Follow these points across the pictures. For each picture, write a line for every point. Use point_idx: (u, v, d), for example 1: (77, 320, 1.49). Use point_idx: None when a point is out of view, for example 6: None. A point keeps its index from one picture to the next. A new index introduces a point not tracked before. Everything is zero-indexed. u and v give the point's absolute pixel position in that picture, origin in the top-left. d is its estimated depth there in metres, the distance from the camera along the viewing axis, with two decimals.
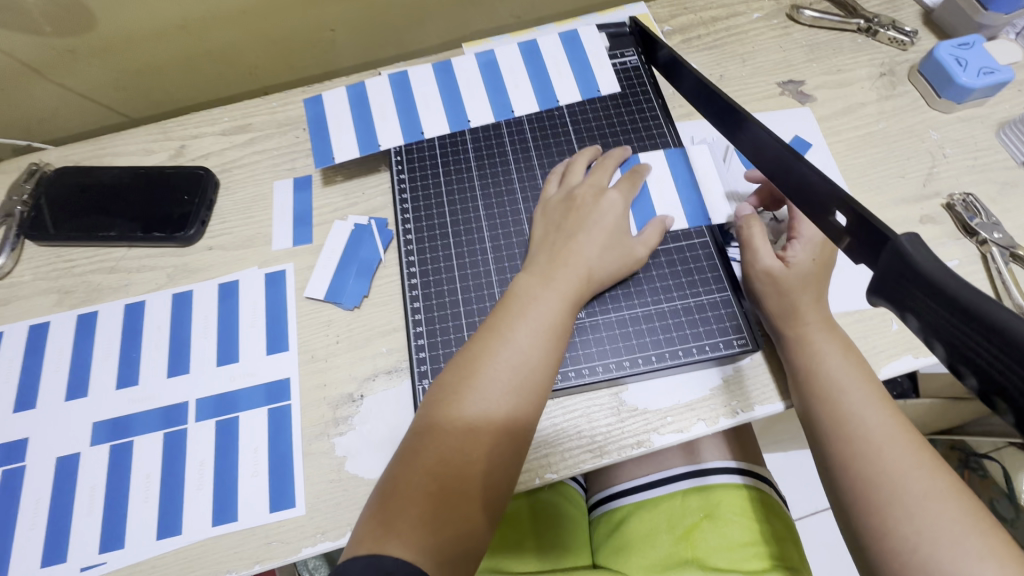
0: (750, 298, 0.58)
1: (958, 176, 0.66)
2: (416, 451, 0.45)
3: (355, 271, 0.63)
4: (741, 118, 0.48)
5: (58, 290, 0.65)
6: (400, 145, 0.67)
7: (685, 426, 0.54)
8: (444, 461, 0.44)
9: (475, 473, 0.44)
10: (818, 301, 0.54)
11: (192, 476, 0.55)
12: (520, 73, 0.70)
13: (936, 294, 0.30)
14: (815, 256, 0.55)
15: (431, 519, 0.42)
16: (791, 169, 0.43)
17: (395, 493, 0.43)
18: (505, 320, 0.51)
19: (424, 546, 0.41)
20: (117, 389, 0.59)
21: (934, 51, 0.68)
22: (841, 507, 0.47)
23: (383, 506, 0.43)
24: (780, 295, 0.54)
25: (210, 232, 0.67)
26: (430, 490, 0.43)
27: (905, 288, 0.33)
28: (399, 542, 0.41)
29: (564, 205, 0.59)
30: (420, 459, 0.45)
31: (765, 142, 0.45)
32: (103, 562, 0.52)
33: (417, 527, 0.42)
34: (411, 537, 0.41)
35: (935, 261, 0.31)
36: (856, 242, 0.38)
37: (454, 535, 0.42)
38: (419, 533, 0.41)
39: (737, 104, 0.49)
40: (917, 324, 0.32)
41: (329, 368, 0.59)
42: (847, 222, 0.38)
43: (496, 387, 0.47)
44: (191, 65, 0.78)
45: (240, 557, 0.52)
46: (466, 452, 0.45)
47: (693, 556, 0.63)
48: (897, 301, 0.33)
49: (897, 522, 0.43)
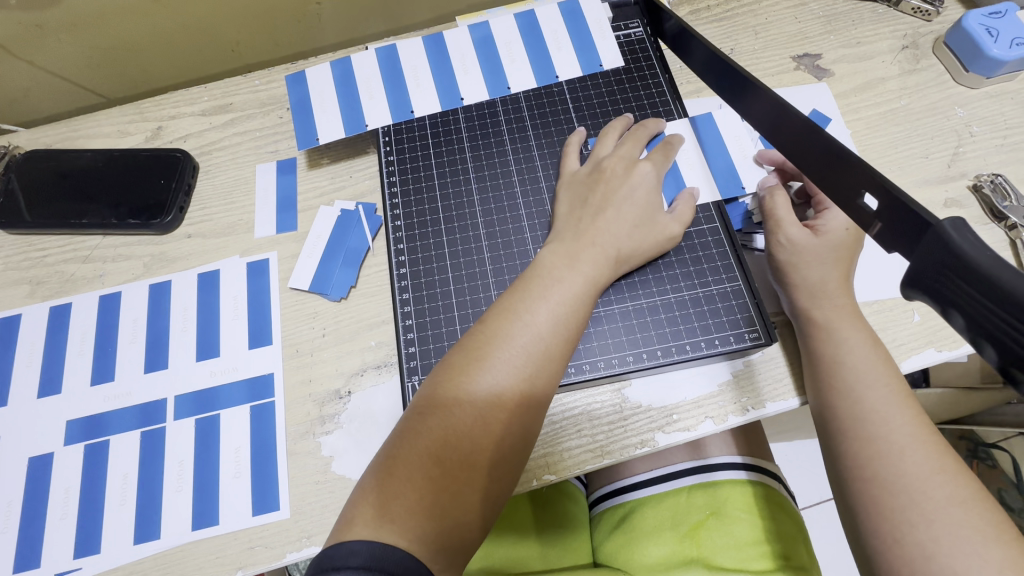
0: (775, 276, 0.54)
1: (986, 156, 0.61)
2: (419, 431, 0.41)
3: (342, 259, 0.60)
4: (755, 90, 0.44)
5: (30, 280, 0.62)
6: (389, 124, 0.63)
7: (692, 425, 0.51)
8: (449, 445, 0.41)
9: (480, 462, 0.41)
10: (846, 279, 0.51)
11: (172, 477, 0.52)
12: (516, 47, 0.65)
13: (984, 286, 0.27)
14: (847, 225, 0.52)
15: (430, 506, 0.39)
16: (815, 145, 0.38)
17: (393, 475, 0.40)
18: (523, 300, 0.47)
19: (420, 534, 0.38)
20: (92, 386, 0.56)
21: (963, 20, 0.63)
22: (850, 511, 0.43)
23: (379, 488, 0.39)
24: (804, 270, 0.51)
25: (188, 218, 0.64)
26: (431, 474, 0.40)
27: (947, 281, 0.29)
28: (394, 529, 0.37)
29: (592, 177, 0.55)
30: (422, 441, 0.41)
31: (787, 115, 0.40)
32: (77, 568, 0.49)
33: (414, 514, 0.38)
34: (406, 525, 0.38)
35: (985, 250, 0.27)
36: (889, 228, 0.34)
37: (453, 524, 0.39)
38: (416, 520, 0.38)
39: (750, 74, 0.44)
40: (961, 322, 0.28)
41: (314, 363, 0.56)
42: (878, 206, 0.34)
43: (509, 371, 0.44)
44: (169, 41, 0.74)
45: (221, 563, 0.49)
46: (474, 439, 0.41)
47: (698, 555, 0.60)
48: (937, 296, 0.29)
49: (913, 527, 0.39)
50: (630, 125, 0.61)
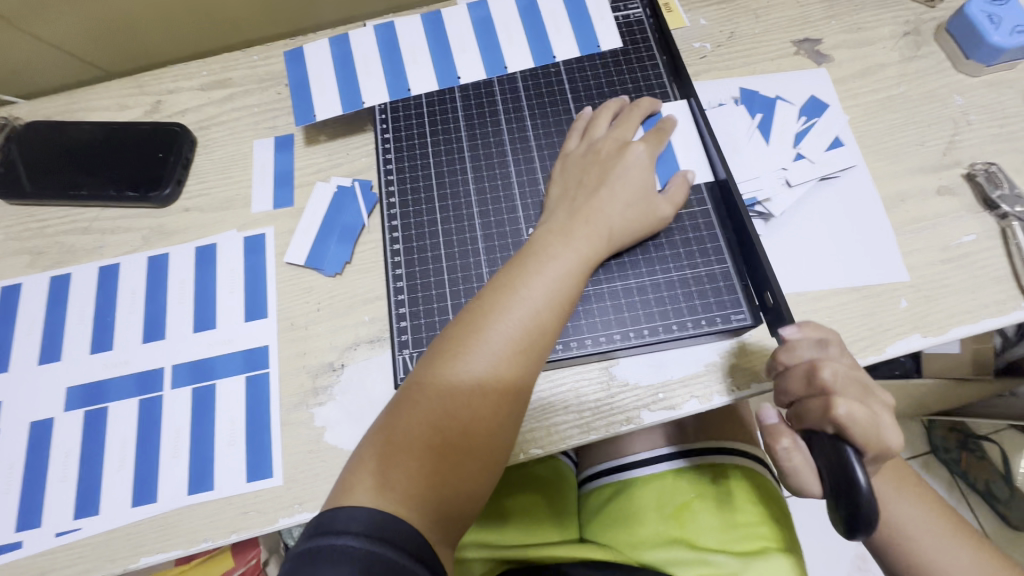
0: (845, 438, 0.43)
1: (982, 144, 0.61)
2: (416, 402, 0.43)
3: (337, 235, 0.60)
4: None
5: (31, 250, 0.63)
6: (385, 102, 0.63)
7: (677, 403, 0.52)
8: (447, 415, 0.42)
9: (480, 433, 0.42)
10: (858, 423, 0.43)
11: (168, 443, 0.53)
12: (514, 26, 0.65)
13: None
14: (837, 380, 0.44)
15: (429, 475, 0.40)
16: None
17: (392, 445, 0.41)
18: (520, 276, 0.48)
19: (418, 502, 0.39)
20: (91, 354, 0.57)
21: (965, 7, 0.63)
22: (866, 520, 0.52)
23: (378, 457, 0.41)
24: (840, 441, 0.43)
25: (186, 192, 0.64)
26: (431, 443, 0.41)
27: None
28: (394, 496, 0.39)
29: (587, 158, 0.56)
30: (421, 411, 0.42)
31: None
32: (78, 528, 0.51)
33: (414, 482, 0.40)
34: (405, 493, 0.39)
35: None
36: None
37: (453, 493, 0.41)
38: (415, 489, 0.39)
39: None
40: None
41: (309, 336, 0.57)
42: None
43: (504, 344, 0.45)
44: (168, 14, 0.73)
45: (216, 527, 0.50)
46: (473, 409, 0.43)
47: (682, 536, 0.62)
48: None
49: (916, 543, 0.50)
50: (626, 105, 0.61)
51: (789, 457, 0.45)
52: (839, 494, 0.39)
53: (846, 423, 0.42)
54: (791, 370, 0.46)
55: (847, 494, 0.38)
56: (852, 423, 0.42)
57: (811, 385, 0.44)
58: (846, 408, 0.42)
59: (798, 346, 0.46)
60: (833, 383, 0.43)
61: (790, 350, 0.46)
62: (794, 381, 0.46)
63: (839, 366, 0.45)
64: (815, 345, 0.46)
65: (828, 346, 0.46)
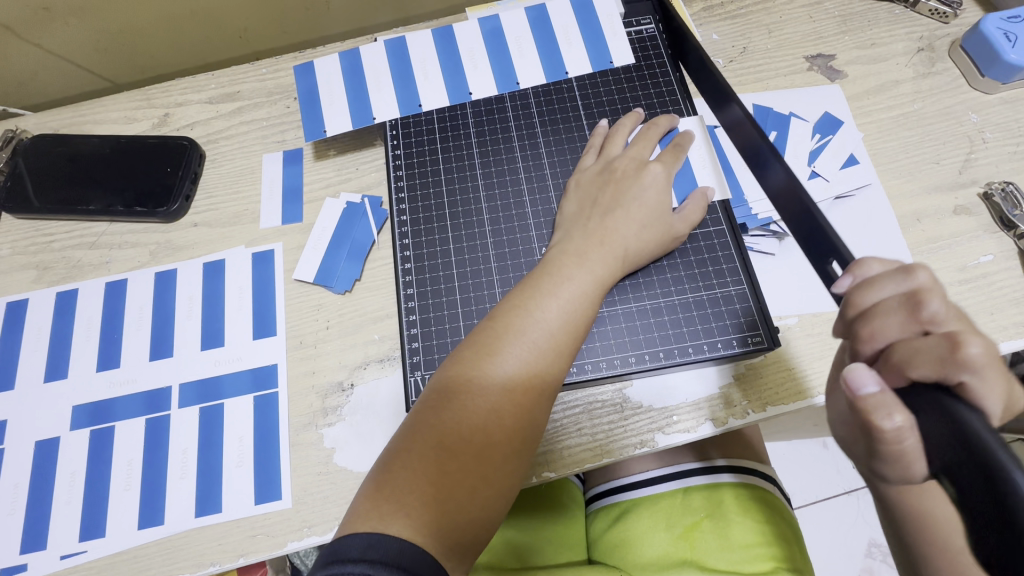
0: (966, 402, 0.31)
1: (998, 163, 0.61)
2: (430, 426, 0.42)
3: (347, 252, 0.60)
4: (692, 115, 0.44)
5: (37, 265, 0.62)
6: (396, 118, 0.63)
7: (691, 427, 0.51)
8: (461, 439, 0.41)
9: (494, 457, 0.42)
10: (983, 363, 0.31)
11: (175, 464, 0.53)
12: (526, 41, 0.64)
13: None
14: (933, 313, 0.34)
15: (442, 500, 0.39)
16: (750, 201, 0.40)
17: (405, 470, 0.40)
18: (534, 297, 0.47)
19: (433, 529, 0.38)
20: (97, 372, 0.57)
21: (981, 24, 0.62)
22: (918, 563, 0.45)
23: (390, 481, 0.40)
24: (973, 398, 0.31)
25: (194, 207, 0.64)
26: (444, 468, 0.40)
27: None
28: (407, 522, 0.38)
29: (602, 177, 0.55)
30: (434, 435, 0.41)
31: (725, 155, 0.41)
32: (83, 551, 0.50)
33: (427, 508, 0.39)
34: (420, 519, 0.38)
35: None
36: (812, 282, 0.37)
37: (466, 519, 0.40)
38: (429, 515, 0.38)
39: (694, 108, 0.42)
40: None
41: (318, 355, 0.56)
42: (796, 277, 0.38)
43: (519, 367, 0.44)
44: (176, 26, 0.73)
45: (224, 550, 0.50)
46: (487, 433, 0.42)
47: (692, 556, 0.61)
48: None
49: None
50: (641, 121, 0.60)
51: (901, 432, 0.32)
52: (973, 495, 0.27)
53: (980, 366, 0.31)
54: (883, 305, 0.36)
55: (986, 491, 0.26)
56: (984, 367, 0.31)
57: (916, 319, 0.34)
58: (977, 347, 0.31)
59: (878, 282, 0.37)
60: (943, 318, 0.34)
61: (872, 287, 0.37)
62: (891, 318, 0.35)
63: (941, 296, 0.35)
64: (901, 274, 0.36)
65: (916, 273, 0.36)
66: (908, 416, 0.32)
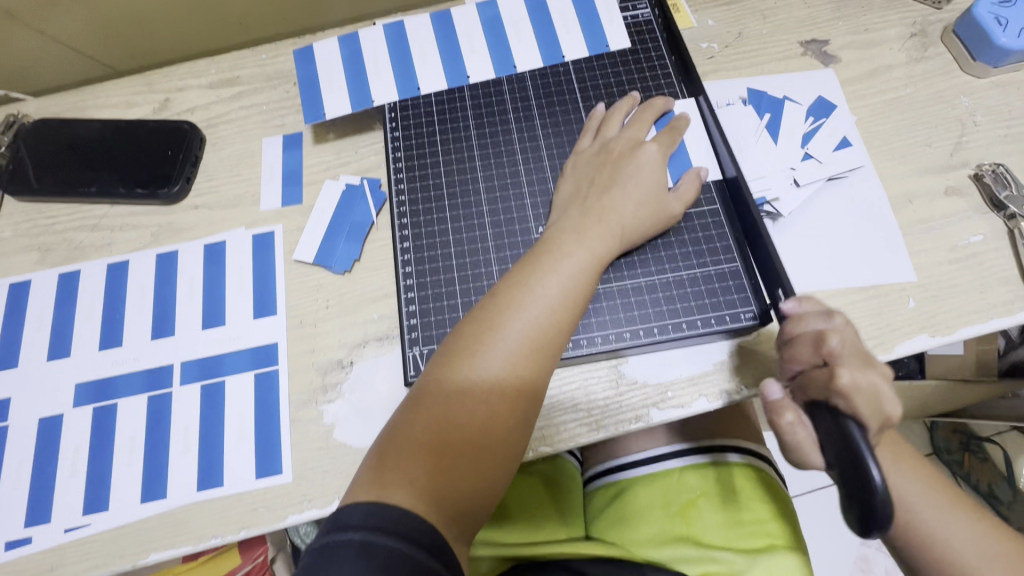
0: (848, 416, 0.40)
1: (989, 145, 0.61)
2: (433, 399, 0.43)
3: (346, 233, 0.60)
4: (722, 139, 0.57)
5: (40, 247, 0.63)
6: (395, 101, 0.64)
7: (686, 402, 0.52)
8: (462, 412, 0.42)
9: (495, 430, 0.43)
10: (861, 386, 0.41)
11: (177, 440, 0.53)
12: (524, 26, 0.65)
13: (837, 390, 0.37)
14: (838, 346, 0.43)
15: (445, 472, 0.40)
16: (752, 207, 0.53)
17: (408, 442, 0.41)
18: (535, 274, 0.48)
19: (435, 498, 0.39)
20: (99, 350, 0.57)
21: (973, 8, 0.63)
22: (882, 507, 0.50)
23: (392, 455, 0.41)
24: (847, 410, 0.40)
25: (195, 189, 0.64)
26: (447, 440, 0.41)
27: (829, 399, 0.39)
28: (409, 492, 0.38)
29: (599, 157, 0.56)
30: (436, 409, 0.42)
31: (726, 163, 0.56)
32: (87, 524, 0.51)
33: (429, 479, 0.40)
34: (422, 489, 0.39)
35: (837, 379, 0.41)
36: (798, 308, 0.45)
37: (468, 490, 0.41)
38: (431, 485, 0.39)
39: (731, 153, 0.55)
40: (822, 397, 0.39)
41: (318, 334, 0.57)
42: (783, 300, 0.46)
43: (520, 342, 0.45)
44: (177, 12, 0.74)
45: (226, 523, 0.50)
46: (489, 407, 0.43)
47: (688, 533, 0.62)
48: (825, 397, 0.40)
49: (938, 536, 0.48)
50: (637, 104, 0.61)
51: (794, 426, 0.44)
52: (850, 484, 0.37)
53: (851, 391, 0.40)
54: (802, 336, 0.45)
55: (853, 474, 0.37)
56: (855, 391, 0.40)
57: (819, 351, 0.43)
58: (846, 377, 0.41)
59: (804, 318, 0.46)
60: (839, 350, 0.43)
61: (799, 321, 0.46)
62: (804, 350, 0.44)
63: (846, 334, 0.44)
64: (822, 316, 0.45)
65: (833, 316, 0.45)
66: (798, 414, 0.44)
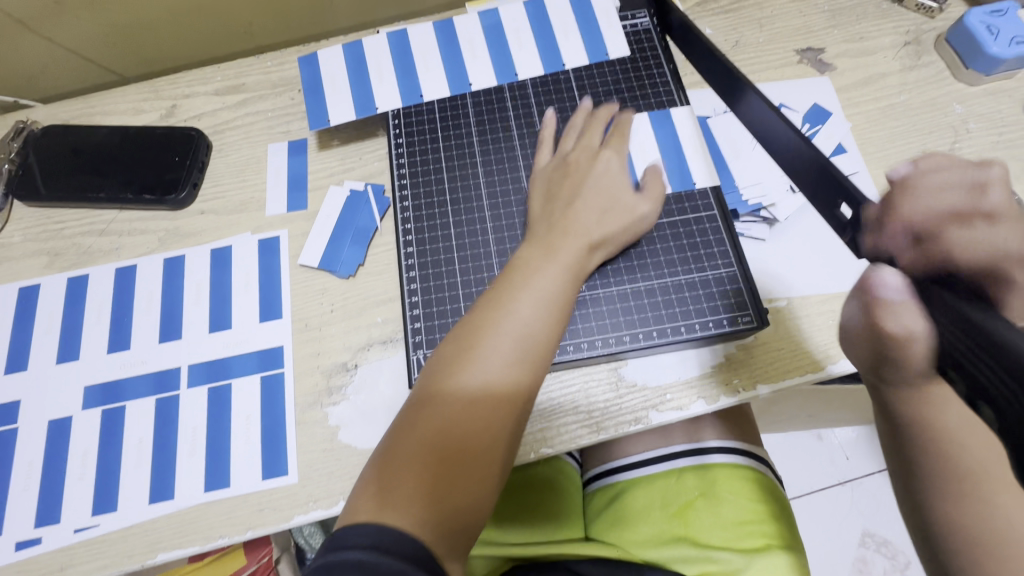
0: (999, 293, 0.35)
1: (981, 152, 0.63)
2: (415, 421, 0.44)
3: (350, 238, 0.61)
4: (740, 85, 0.53)
5: (49, 252, 0.64)
6: (398, 108, 0.65)
7: (684, 404, 0.53)
8: (446, 432, 0.43)
9: (480, 446, 0.43)
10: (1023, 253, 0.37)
11: (185, 442, 0.54)
12: (525, 34, 0.66)
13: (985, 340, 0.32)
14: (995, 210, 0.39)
15: (433, 490, 0.41)
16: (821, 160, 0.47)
17: (393, 465, 0.42)
18: (510, 292, 0.49)
19: (424, 517, 0.40)
20: (108, 353, 0.58)
21: (965, 17, 0.65)
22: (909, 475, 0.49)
23: (379, 478, 0.41)
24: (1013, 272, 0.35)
25: (202, 195, 0.65)
26: (430, 460, 0.42)
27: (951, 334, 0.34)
28: (397, 514, 0.39)
29: (558, 171, 0.58)
30: (418, 430, 0.43)
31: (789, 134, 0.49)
32: (96, 525, 0.52)
33: (416, 499, 0.40)
34: (410, 509, 0.40)
35: (959, 313, 0.34)
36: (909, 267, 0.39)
37: (458, 507, 0.41)
38: (418, 505, 0.40)
39: (746, 81, 0.52)
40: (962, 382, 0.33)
41: (323, 337, 0.58)
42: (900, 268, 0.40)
43: (497, 359, 0.46)
44: (184, 20, 0.75)
45: (233, 524, 0.51)
46: (470, 424, 0.44)
47: (686, 533, 0.63)
48: (943, 356, 0.35)
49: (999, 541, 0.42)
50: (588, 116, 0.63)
51: (913, 330, 0.38)
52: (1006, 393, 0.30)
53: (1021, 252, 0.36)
54: (939, 186, 0.42)
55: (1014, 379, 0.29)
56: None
57: (975, 202, 0.40)
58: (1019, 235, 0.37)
59: (944, 168, 0.42)
60: (1001, 207, 0.39)
61: (938, 171, 0.42)
62: (949, 197, 0.41)
63: (1003, 196, 0.40)
64: (975, 168, 0.42)
65: (987, 170, 0.42)
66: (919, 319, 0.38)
